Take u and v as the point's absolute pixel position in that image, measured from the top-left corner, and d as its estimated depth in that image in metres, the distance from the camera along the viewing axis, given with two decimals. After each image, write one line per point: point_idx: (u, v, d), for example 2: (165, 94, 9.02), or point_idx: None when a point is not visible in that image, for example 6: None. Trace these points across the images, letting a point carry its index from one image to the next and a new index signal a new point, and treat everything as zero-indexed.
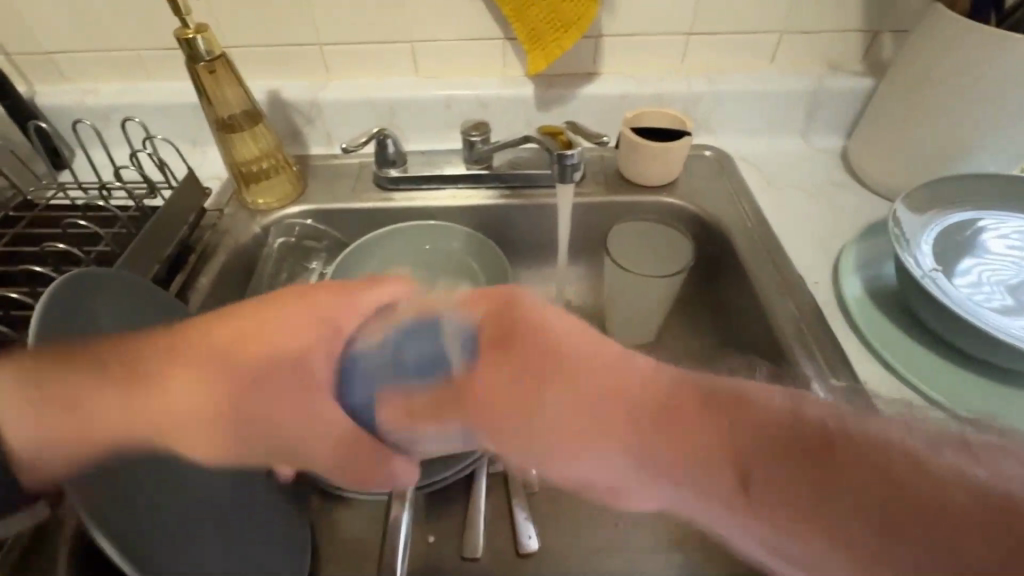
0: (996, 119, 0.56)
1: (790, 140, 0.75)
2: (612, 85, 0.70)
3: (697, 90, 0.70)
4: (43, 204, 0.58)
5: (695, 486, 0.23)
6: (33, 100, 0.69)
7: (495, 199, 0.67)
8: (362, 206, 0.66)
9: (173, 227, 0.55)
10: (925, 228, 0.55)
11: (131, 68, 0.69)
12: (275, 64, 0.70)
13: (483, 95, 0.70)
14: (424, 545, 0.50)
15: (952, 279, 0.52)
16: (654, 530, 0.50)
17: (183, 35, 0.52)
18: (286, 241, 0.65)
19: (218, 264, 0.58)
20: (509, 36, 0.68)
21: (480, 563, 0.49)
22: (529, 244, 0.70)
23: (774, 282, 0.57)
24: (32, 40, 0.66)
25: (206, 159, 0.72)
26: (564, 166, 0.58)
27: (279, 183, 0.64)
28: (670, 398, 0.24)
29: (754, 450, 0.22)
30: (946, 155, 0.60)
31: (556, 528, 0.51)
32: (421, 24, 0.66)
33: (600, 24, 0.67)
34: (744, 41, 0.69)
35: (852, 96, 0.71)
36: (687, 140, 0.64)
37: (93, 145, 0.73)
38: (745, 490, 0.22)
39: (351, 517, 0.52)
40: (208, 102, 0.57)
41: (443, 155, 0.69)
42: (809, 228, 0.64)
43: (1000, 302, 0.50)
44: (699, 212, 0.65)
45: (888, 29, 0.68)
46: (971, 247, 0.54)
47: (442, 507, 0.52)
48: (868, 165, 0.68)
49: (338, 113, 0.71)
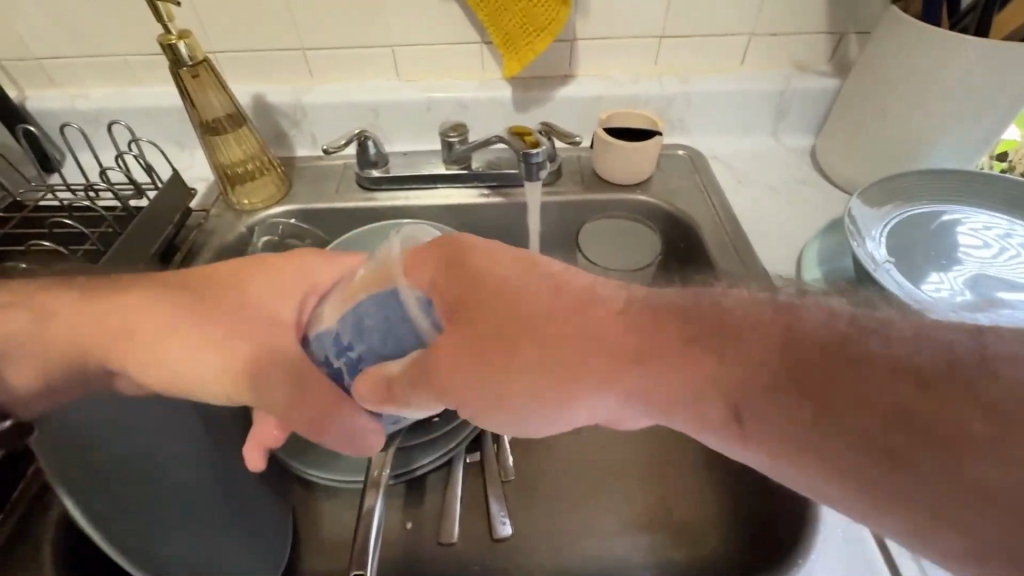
0: (953, 116, 0.59)
1: (763, 140, 0.77)
2: (587, 87, 0.72)
3: (669, 91, 0.73)
4: (31, 204, 0.60)
5: (681, 390, 0.28)
6: (23, 105, 0.71)
7: (474, 197, 0.69)
8: (345, 206, 0.68)
9: (158, 227, 0.57)
10: (881, 221, 0.58)
11: (118, 73, 0.71)
12: (260, 70, 0.72)
13: (461, 97, 0.72)
14: (402, 531, 0.52)
15: (910, 272, 0.54)
16: (623, 516, 0.52)
17: (166, 41, 0.54)
18: (269, 239, 0.66)
19: (202, 262, 0.60)
20: (486, 40, 0.70)
21: (456, 547, 0.51)
22: (508, 242, 0.72)
23: (741, 276, 0.59)
24: (22, 46, 0.68)
25: (194, 161, 0.74)
26: (532, 163, 0.60)
27: (263, 183, 0.66)
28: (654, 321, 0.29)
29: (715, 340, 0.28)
30: (907, 150, 0.63)
31: (528, 514, 0.53)
32: (399, 27, 0.68)
33: (574, 28, 0.69)
34: (716, 43, 0.71)
35: (821, 95, 0.73)
36: (658, 138, 0.66)
37: (81, 148, 0.75)
38: (721, 362, 0.27)
39: (330, 505, 0.54)
40: (192, 105, 0.59)
41: (423, 156, 0.71)
42: (776, 223, 0.67)
43: (960, 295, 0.51)
44: (671, 210, 0.68)
45: (853, 31, 0.70)
46: (928, 239, 0.56)
47: (421, 495, 0.54)
48: (835, 163, 0.71)
49: (322, 115, 0.73)
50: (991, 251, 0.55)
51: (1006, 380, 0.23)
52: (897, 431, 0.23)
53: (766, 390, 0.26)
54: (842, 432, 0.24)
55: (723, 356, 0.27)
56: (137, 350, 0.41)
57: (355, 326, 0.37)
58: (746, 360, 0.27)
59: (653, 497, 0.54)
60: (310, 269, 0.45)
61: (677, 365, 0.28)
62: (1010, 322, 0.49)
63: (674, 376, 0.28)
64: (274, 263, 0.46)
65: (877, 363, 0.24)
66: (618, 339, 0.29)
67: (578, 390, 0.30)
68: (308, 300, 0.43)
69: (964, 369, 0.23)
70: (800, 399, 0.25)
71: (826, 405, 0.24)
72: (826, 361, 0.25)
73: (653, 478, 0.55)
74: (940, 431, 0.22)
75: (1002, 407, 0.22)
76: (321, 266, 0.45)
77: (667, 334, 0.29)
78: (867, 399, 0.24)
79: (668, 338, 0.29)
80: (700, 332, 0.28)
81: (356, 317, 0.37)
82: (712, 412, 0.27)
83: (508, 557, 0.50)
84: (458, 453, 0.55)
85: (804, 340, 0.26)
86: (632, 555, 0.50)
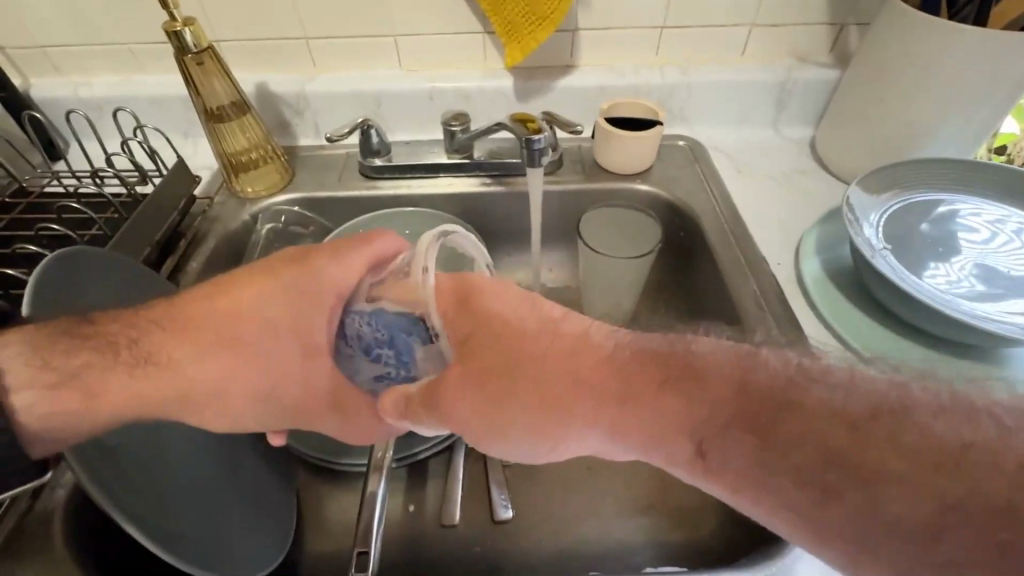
0: (955, 105, 0.59)
1: (763, 131, 0.78)
2: (590, 77, 0.73)
3: (671, 81, 0.73)
4: (38, 191, 0.61)
5: (651, 423, 0.32)
6: (28, 93, 0.71)
7: (476, 186, 0.69)
8: (348, 194, 0.69)
9: (163, 213, 0.57)
10: (879, 210, 0.58)
11: (121, 61, 0.72)
12: (262, 58, 0.72)
13: (464, 87, 0.73)
14: (404, 513, 0.53)
15: (907, 261, 0.54)
16: (621, 499, 0.53)
17: (171, 28, 0.54)
18: (273, 227, 0.67)
19: (207, 249, 0.61)
20: (489, 30, 0.70)
21: (457, 530, 0.51)
22: (509, 230, 0.73)
23: (739, 262, 0.59)
24: (27, 35, 0.68)
25: (197, 150, 0.75)
26: (534, 150, 0.60)
27: (266, 172, 0.67)
28: (631, 362, 0.34)
29: (683, 381, 0.32)
30: (906, 140, 0.63)
31: (528, 499, 0.54)
32: (403, 17, 0.69)
33: (576, 18, 0.69)
34: (717, 33, 0.71)
35: (821, 86, 0.73)
36: (659, 128, 0.66)
37: (86, 136, 0.75)
38: (687, 401, 0.32)
39: (333, 487, 0.54)
40: (196, 92, 0.59)
41: (426, 146, 0.72)
42: (775, 213, 0.67)
43: (958, 283, 0.52)
44: (671, 199, 0.68)
45: (853, 22, 0.70)
46: (926, 229, 0.57)
47: (423, 479, 0.55)
48: (835, 155, 0.71)
49: (325, 105, 0.73)
50: (988, 240, 0.56)
51: (920, 425, 0.27)
52: (830, 467, 0.27)
53: (722, 428, 0.30)
54: (786, 467, 0.28)
55: (688, 397, 0.32)
56: (196, 395, 0.40)
57: (387, 338, 0.40)
58: (708, 400, 0.31)
59: (652, 482, 0.54)
60: (327, 278, 0.42)
61: (649, 402, 0.32)
62: (1005, 309, 0.49)
63: (646, 410, 0.32)
64: (283, 278, 0.43)
65: (820, 412, 0.29)
66: (603, 380, 0.34)
67: (565, 425, 0.34)
68: (336, 313, 0.42)
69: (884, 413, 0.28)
70: (753, 438, 0.29)
71: (777, 445, 0.29)
72: (775, 402, 0.30)
73: (652, 464, 0.56)
74: (863, 467, 0.27)
75: (914, 451, 0.27)
76: (339, 271, 0.42)
77: (641, 376, 0.33)
78: (806, 439, 0.28)
79: (645, 378, 0.33)
80: (670, 374, 0.33)
81: (386, 336, 0.40)
82: (678, 444, 0.31)
83: (509, 539, 0.51)
84: (459, 438, 0.56)
85: (756, 385, 0.31)
86: (631, 537, 0.51)
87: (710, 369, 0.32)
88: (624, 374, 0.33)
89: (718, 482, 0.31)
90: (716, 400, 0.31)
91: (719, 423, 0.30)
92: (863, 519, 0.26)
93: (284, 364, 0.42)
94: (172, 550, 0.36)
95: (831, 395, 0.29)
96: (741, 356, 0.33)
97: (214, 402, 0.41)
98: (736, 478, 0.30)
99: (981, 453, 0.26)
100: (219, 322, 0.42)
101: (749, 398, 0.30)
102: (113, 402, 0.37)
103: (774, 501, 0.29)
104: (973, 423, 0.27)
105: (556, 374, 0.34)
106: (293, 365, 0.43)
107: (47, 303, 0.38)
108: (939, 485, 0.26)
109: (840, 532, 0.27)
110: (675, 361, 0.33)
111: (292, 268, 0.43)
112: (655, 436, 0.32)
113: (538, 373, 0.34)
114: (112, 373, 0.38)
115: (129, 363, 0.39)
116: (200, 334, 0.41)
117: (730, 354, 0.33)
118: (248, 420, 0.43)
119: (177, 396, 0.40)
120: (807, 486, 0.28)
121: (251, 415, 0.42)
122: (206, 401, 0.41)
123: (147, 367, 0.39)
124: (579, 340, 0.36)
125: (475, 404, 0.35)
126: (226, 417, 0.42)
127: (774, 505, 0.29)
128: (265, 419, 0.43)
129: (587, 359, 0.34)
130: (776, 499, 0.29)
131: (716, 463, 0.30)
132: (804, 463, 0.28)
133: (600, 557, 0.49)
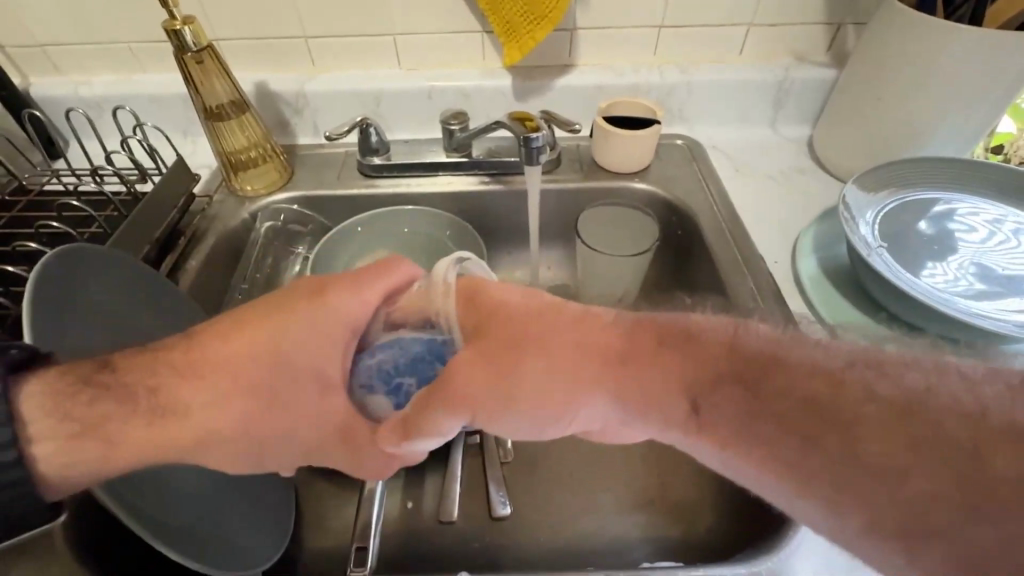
0: (952, 105, 0.59)
1: (761, 130, 0.78)
2: (588, 76, 0.73)
3: (669, 80, 0.73)
4: (38, 189, 0.61)
5: (649, 388, 0.33)
6: (28, 92, 0.71)
7: (475, 185, 0.69)
8: (347, 192, 0.69)
9: (162, 211, 0.58)
10: (875, 208, 0.59)
11: (121, 60, 0.72)
12: (262, 57, 0.72)
13: (463, 86, 0.73)
14: (403, 510, 0.53)
15: (905, 259, 0.54)
16: (619, 496, 0.54)
17: (171, 26, 0.55)
18: (272, 225, 0.68)
19: (207, 246, 0.61)
20: (487, 29, 0.70)
21: (456, 526, 0.52)
22: (508, 229, 0.73)
23: (734, 260, 0.60)
24: (28, 34, 0.69)
25: (197, 148, 0.75)
26: (533, 148, 0.61)
27: (266, 171, 0.67)
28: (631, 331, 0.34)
29: (676, 347, 0.33)
30: (903, 139, 0.64)
31: (526, 496, 0.54)
32: (402, 16, 0.69)
33: (574, 18, 0.69)
34: (716, 32, 0.72)
35: (819, 86, 0.74)
36: (657, 127, 0.67)
37: (86, 135, 0.76)
38: (680, 365, 0.33)
39: (332, 485, 0.55)
40: (196, 91, 0.59)
41: (425, 145, 0.72)
42: (772, 211, 0.68)
43: (955, 281, 0.52)
44: (669, 198, 0.69)
45: (851, 21, 0.71)
46: (922, 227, 0.57)
47: (421, 476, 0.55)
48: (833, 154, 0.71)
49: (324, 104, 0.73)
50: (985, 238, 0.56)
51: (897, 377, 0.29)
52: (814, 420, 0.29)
53: (714, 390, 0.31)
54: (774, 423, 0.30)
55: (681, 360, 0.33)
56: (208, 442, 0.37)
57: (411, 362, 0.40)
58: (701, 362, 0.32)
59: (649, 479, 0.55)
60: (341, 309, 0.39)
61: (646, 368, 0.33)
62: (1001, 307, 0.50)
63: (642, 376, 0.33)
64: (295, 313, 0.39)
65: (803, 372, 0.30)
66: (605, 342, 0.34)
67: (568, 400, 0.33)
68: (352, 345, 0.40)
69: (861, 369, 0.30)
70: (743, 390, 0.31)
71: (765, 397, 0.30)
72: (763, 364, 0.31)
73: (650, 461, 0.56)
74: (846, 418, 0.28)
75: (891, 402, 0.28)
76: (354, 303, 0.40)
77: (639, 343, 0.34)
78: (791, 395, 0.30)
79: (642, 345, 0.34)
80: (664, 339, 0.34)
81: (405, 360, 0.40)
82: (673, 407, 0.33)
83: (507, 536, 0.51)
84: (458, 435, 0.56)
85: (743, 348, 0.32)
86: (628, 534, 0.51)
87: (700, 335, 0.33)
88: (623, 342, 0.34)
89: (710, 441, 0.32)
90: (708, 364, 0.32)
91: (711, 385, 0.32)
92: (847, 468, 0.28)
93: (298, 402, 0.38)
94: (174, 545, 0.37)
95: (812, 356, 0.31)
96: (729, 325, 0.34)
97: (227, 449, 0.37)
98: (727, 435, 0.31)
99: (946, 399, 0.28)
100: (224, 359, 0.38)
101: (739, 361, 0.31)
102: (132, 453, 0.35)
103: (763, 455, 0.30)
104: (940, 376, 0.29)
105: (561, 350, 0.33)
106: (311, 406, 0.38)
107: (47, 300, 0.38)
108: (916, 427, 0.27)
109: (824, 480, 0.28)
110: (669, 329, 0.34)
111: (302, 300, 0.39)
112: (653, 400, 0.33)
113: (541, 350, 0.33)
114: (132, 422, 0.35)
115: (137, 404, 0.36)
116: (205, 375, 0.37)
117: (719, 321, 0.34)
118: (263, 463, 0.39)
119: (189, 443, 0.36)
120: (794, 440, 0.29)
121: (267, 458, 0.39)
122: (218, 447, 0.37)
123: (153, 410, 0.36)
124: (580, 316, 0.35)
125: (481, 392, 0.33)
126: (242, 462, 0.38)
127: (763, 459, 0.30)
128: (283, 461, 0.39)
129: (589, 329, 0.34)
130: (766, 454, 0.30)
131: (709, 423, 0.31)
132: (790, 417, 0.29)
133: (598, 552, 0.50)
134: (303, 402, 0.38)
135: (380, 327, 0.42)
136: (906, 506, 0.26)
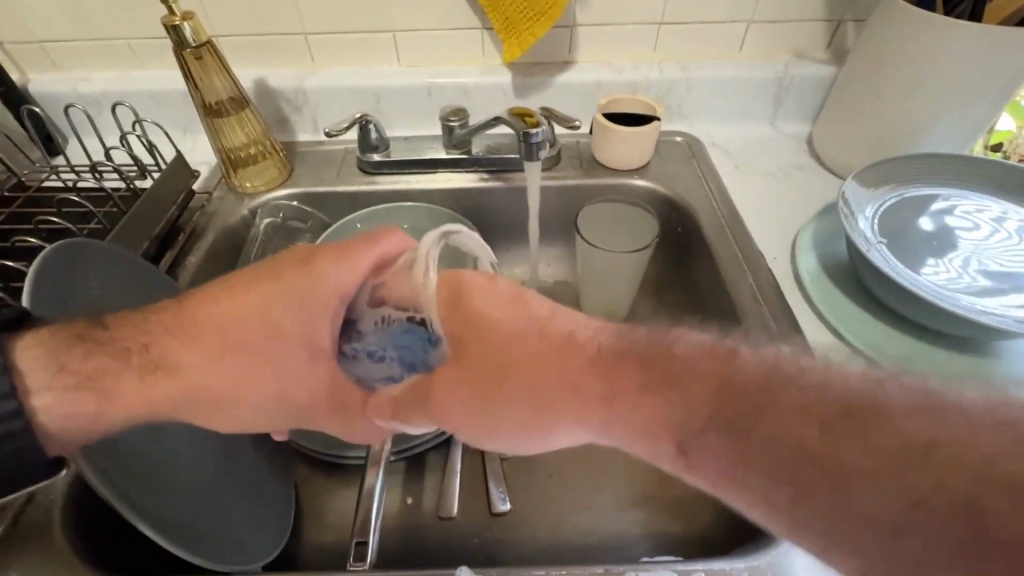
0: (952, 102, 0.59)
1: (760, 127, 0.78)
2: (588, 73, 0.73)
3: (668, 77, 0.73)
4: (37, 185, 0.61)
5: (635, 420, 0.33)
6: (27, 89, 0.71)
7: (474, 182, 0.69)
8: (346, 189, 0.69)
9: (162, 207, 0.58)
10: (875, 204, 0.59)
11: (120, 57, 0.72)
12: (262, 54, 0.72)
13: (463, 83, 0.73)
14: (402, 506, 0.53)
15: (904, 256, 0.55)
16: (619, 493, 0.54)
17: (170, 22, 0.54)
18: (272, 222, 0.67)
19: (206, 243, 0.61)
20: (487, 26, 0.70)
21: (456, 522, 0.52)
22: (508, 226, 0.73)
23: (734, 257, 0.60)
24: (26, 30, 0.68)
25: (197, 145, 0.75)
26: (532, 144, 0.61)
27: (265, 167, 0.67)
28: (617, 360, 0.34)
29: (664, 379, 0.32)
30: (903, 136, 0.64)
31: (526, 492, 0.54)
32: (402, 13, 0.69)
33: (574, 14, 0.69)
34: (716, 29, 0.72)
35: (819, 83, 0.74)
36: (657, 124, 0.67)
37: (85, 132, 0.76)
38: (666, 400, 0.32)
39: (332, 481, 0.55)
40: (195, 87, 0.59)
41: (424, 141, 0.72)
42: (772, 208, 0.68)
43: (955, 278, 0.52)
44: (668, 195, 0.69)
45: (850, 18, 0.71)
46: (922, 224, 0.57)
47: (421, 472, 0.55)
48: (832, 151, 0.71)
49: (323, 100, 0.73)
50: (985, 235, 0.56)
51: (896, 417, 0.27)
52: (800, 465, 0.28)
53: (701, 427, 0.31)
54: (760, 465, 0.29)
55: (667, 395, 0.32)
56: (202, 401, 0.38)
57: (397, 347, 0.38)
58: (687, 398, 0.31)
59: (649, 475, 0.55)
60: (329, 277, 0.39)
61: (633, 400, 0.33)
62: (1001, 304, 0.50)
63: (630, 408, 0.33)
64: (286, 283, 0.39)
65: (792, 410, 0.29)
66: (590, 375, 0.34)
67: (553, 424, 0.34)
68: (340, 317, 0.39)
69: (855, 407, 0.28)
70: (728, 433, 0.30)
71: (750, 443, 0.29)
72: (751, 401, 0.30)
73: None
74: (833, 464, 0.27)
75: (883, 447, 0.27)
76: (342, 273, 0.39)
77: (626, 373, 0.33)
78: (777, 437, 0.29)
79: (628, 376, 0.33)
80: (650, 372, 0.33)
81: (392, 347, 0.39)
82: (662, 442, 0.32)
83: (507, 531, 0.51)
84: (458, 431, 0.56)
85: (732, 383, 0.31)
86: (628, 530, 0.51)
87: (689, 367, 0.32)
88: (608, 372, 0.33)
89: (698, 476, 0.32)
90: (694, 400, 0.31)
91: (697, 422, 0.31)
92: (832, 513, 0.27)
93: (289, 368, 0.39)
94: (173, 540, 0.37)
95: (804, 389, 0.29)
96: (722, 352, 0.32)
97: (220, 410, 0.38)
98: (715, 473, 0.31)
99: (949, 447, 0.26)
100: (219, 324, 0.38)
101: (726, 397, 0.31)
102: (128, 411, 0.36)
103: (750, 494, 0.30)
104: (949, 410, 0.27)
105: (542, 373, 0.34)
106: (301, 373, 0.39)
107: (46, 295, 0.38)
108: (907, 475, 0.26)
109: (811, 524, 0.28)
110: (657, 358, 0.33)
111: (293, 268, 0.39)
112: (642, 432, 0.33)
113: (522, 377, 0.34)
114: (134, 378, 0.36)
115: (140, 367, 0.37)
116: (200, 337, 0.38)
117: (713, 347, 0.33)
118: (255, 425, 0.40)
119: (184, 399, 0.37)
120: (779, 481, 0.29)
121: (258, 420, 0.40)
122: (212, 407, 0.38)
123: (153, 366, 0.37)
124: (565, 340, 0.35)
125: (468, 406, 0.35)
126: (236, 422, 0.39)
127: (750, 498, 0.30)
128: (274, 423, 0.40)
129: (573, 356, 0.34)
130: (752, 493, 0.30)
131: (697, 459, 0.31)
132: (776, 460, 0.29)
133: (597, 548, 0.50)
134: (298, 370, 0.39)
135: (366, 302, 0.40)
136: (898, 559, 0.26)
